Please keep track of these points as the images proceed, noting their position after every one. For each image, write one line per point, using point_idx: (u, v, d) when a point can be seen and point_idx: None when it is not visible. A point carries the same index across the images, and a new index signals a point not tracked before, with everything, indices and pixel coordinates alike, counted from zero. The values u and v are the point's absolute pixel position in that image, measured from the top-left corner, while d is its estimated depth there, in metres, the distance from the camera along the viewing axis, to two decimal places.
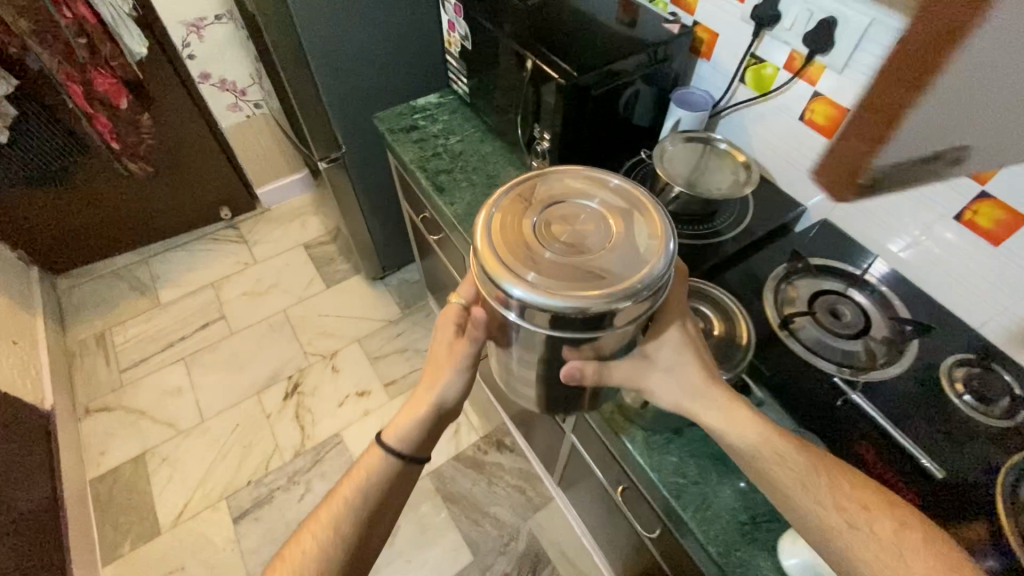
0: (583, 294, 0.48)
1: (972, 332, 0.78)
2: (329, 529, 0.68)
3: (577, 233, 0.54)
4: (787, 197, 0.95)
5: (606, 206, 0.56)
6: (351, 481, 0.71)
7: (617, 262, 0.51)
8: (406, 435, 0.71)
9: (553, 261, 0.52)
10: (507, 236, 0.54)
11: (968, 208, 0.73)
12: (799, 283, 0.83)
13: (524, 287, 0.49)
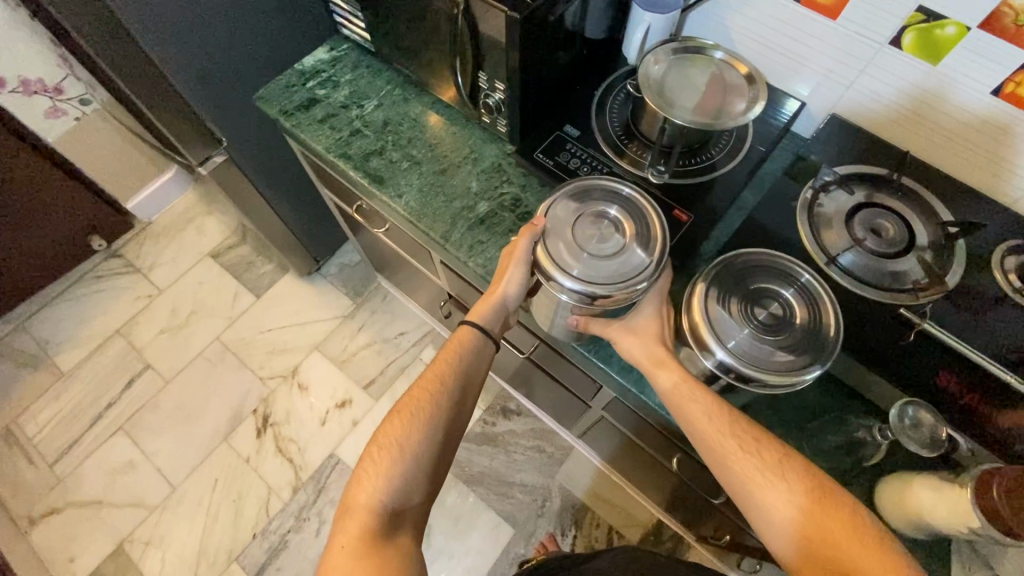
0: (614, 285, 0.60)
1: (1007, 211, 0.73)
2: (438, 386, 0.70)
3: (603, 234, 0.63)
4: (783, 96, 0.82)
5: (623, 211, 0.65)
6: (445, 354, 0.73)
7: (635, 259, 0.62)
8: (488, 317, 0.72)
9: (589, 257, 0.62)
10: (555, 238, 0.63)
11: (1011, 80, 0.64)
12: (829, 201, 0.72)
13: (572, 280, 0.60)
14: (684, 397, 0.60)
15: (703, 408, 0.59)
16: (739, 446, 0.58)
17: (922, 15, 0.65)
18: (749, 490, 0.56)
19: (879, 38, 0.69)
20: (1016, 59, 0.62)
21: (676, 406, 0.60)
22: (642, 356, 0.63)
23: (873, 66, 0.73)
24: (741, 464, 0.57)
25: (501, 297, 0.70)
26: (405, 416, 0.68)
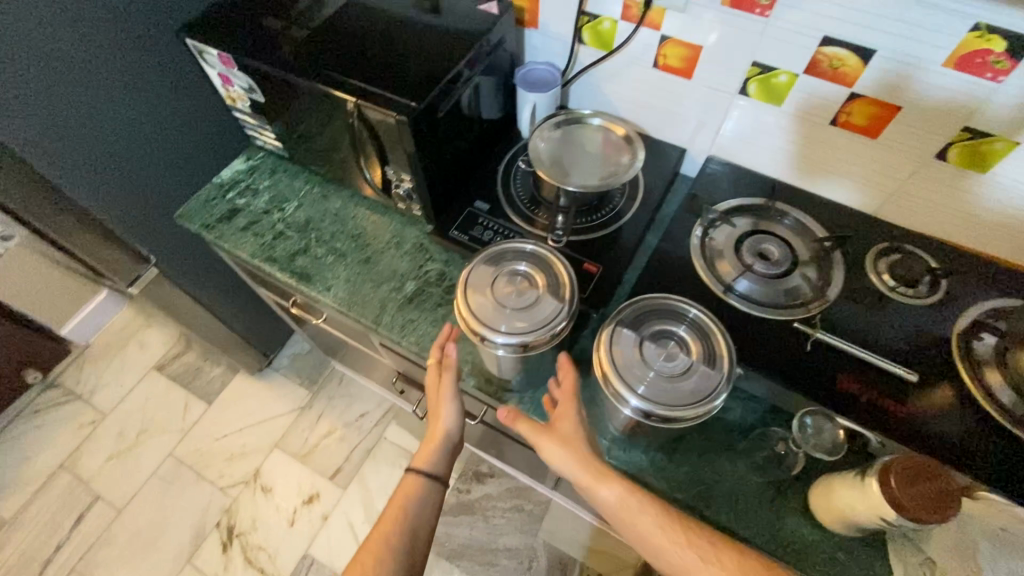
0: (540, 335, 0.62)
1: (873, 219, 0.82)
2: (398, 534, 0.70)
3: (520, 289, 0.66)
4: (666, 146, 0.92)
5: (533, 264, 0.68)
6: (395, 511, 0.72)
7: (553, 307, 0.65)
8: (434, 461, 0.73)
9: (512, 313, 0.64)
10: (478, 300, 0.65)
11: (843, 112, 0.74)
12: (719, 234, 0.80)
13: (503, 337, 0.62)
14: (634, 508, 0.60)
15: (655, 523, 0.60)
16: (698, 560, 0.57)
17: (758, 68, 0.75)
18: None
19: (729, 90, 0.80)
20: (841, 95, 0.72)
21: (629, 520, 0.60)
22: (580, 469, 0.62)
23: (731, 113, 0.82)
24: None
25: (443, 435, 0.73)
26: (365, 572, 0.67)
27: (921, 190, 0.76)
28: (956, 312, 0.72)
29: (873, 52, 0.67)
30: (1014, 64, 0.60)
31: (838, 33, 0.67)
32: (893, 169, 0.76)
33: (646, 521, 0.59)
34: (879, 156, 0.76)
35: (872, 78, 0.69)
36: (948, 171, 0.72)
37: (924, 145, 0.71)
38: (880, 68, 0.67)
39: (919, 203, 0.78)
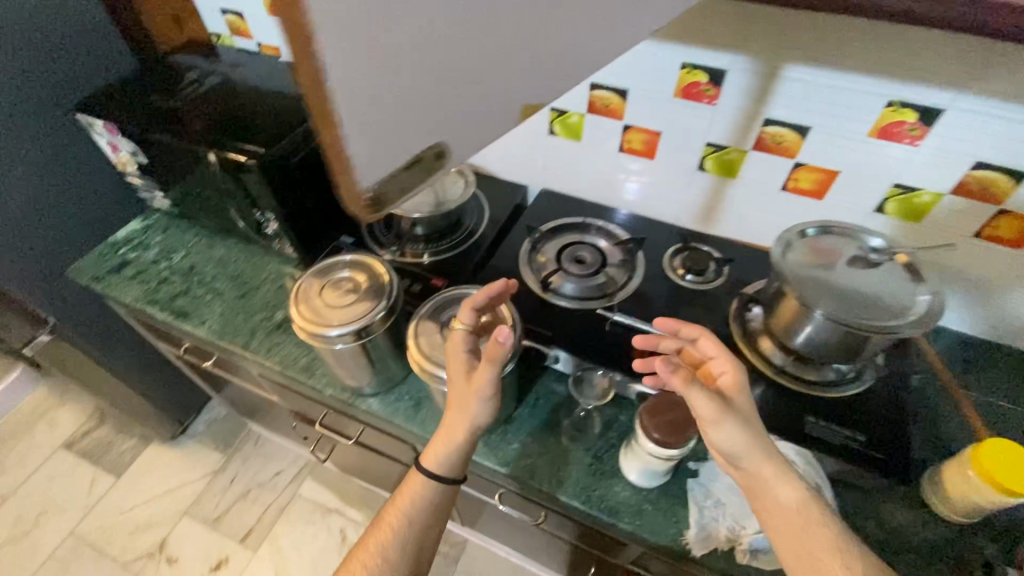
0: (364, 321, 0.72)
1: (674, 226, 0.98)
2: (405, 520, 0.69)
3: (344, 290, 0.76)
4: (509, 183, 1.09)
5: (354, 269, 0.79)
6: (400, 506, 0.70)
7: (373, 300, 0.75)
8: (451, 461, 0.68)
9: (340, 310, 0.74)
10: (310, 304, 0.75)
11: (624, 140, 0.91)
12: (545, 248, 0.96)
13: (335, 328, 0.71)
14: (812, 519, 0.56)
15: (822, 541, 0.55)
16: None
17: (556, 112, 0.93)
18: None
19: (542, 132, 0.97)
20: (618, 127, 0.90)
21: (798, 527, 0.56)
22: (760, 461, 0.58)
23: (549, 151, 1.00)
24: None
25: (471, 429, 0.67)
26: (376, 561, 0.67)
27: (700, 198, 0.93)
28: (735, 292, 0.87)
29: (627, 92, 0.84)
30: (719, 90, 0.78)
31: (600, 80, 0.85)
32: (674, 183, 0.93)
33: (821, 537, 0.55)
34: (661, 174, 0.93)
35: (634, 112, 0.86)
36: (711, 181, 0.90)
37: (686, 160, 0.89)
38: (635, 104, 0.85)
39: (704, 209, 0.94)
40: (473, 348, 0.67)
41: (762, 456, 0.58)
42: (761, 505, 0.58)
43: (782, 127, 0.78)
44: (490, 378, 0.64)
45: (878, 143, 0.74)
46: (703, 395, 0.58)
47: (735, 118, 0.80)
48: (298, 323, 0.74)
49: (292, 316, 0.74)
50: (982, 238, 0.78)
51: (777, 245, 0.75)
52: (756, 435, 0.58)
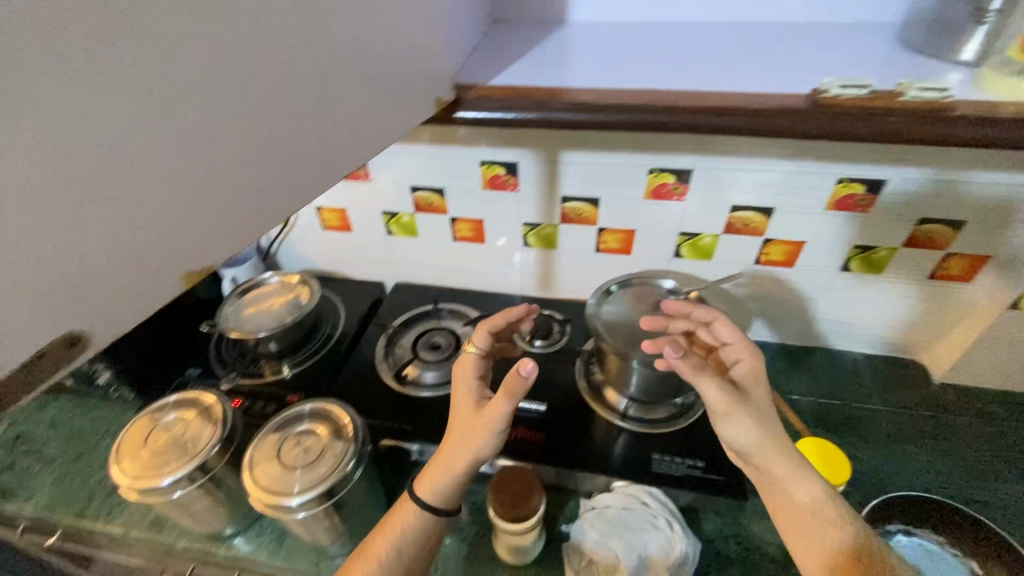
0: (197, 458, 0.70)
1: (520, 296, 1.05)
2: (394, 553, 0.60)
3: (173, 434, 0.74)
4: (362, 283, 1.12)
5: (182, 410, 0.78)
6: (390, 537, 0.61)
7: (206, 435, 0.73)
8: (449, 494, 0.63)
9: (171, 456, 0.71)
10: (137, 459, 0.71)
11: (455, 230, 0.98)
12: (402, 340, 0.98)
13: (166, 475, 0.68)
14: (826, 514, 0.58)
15: (843, 541, 0.56)
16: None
17: (387, 214, 0.98)
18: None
19: (380, 233, 1.02)
20: (446, 221, 0.97)
21: (800, 521, 0.58)
22: (773, 443, 0.60)
23: (391, 249, 1.05)
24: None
25: (474, 462, 0.62)
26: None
27: (534, 269, 1.01)
28: (578, 350, 0.94)
29: (444, 189, 0.92)
30: (517, 178, 0.87)
31: (417, 183, 0.92)
32: (509, 260, 1.01)
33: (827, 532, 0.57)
34: (496, 254, 1.00)
35: (454, 205, 0.94)
36: (538, 253, 0.98)
37: (512, 239, 0.97)
38: (453, 199, 0.93)
39: (541, 278, 1.02)
40: (483, 373, 0.70)
41: (774, 438, 0.60)
42: (782, 500, 0.60)
43: (578, 202, 0.89)
44: (502, 412, 0.59)
45: (654, 202, 0.86)
46: (713, 389, 0.61)
47: (538, 198, 0.90)
48: (124, 481, 0.69)
49: (116, 477, 0.69)
50: (760, 264, 0.90)
51: (592, 296, 0.86)
52: (765, 423, 0.61)
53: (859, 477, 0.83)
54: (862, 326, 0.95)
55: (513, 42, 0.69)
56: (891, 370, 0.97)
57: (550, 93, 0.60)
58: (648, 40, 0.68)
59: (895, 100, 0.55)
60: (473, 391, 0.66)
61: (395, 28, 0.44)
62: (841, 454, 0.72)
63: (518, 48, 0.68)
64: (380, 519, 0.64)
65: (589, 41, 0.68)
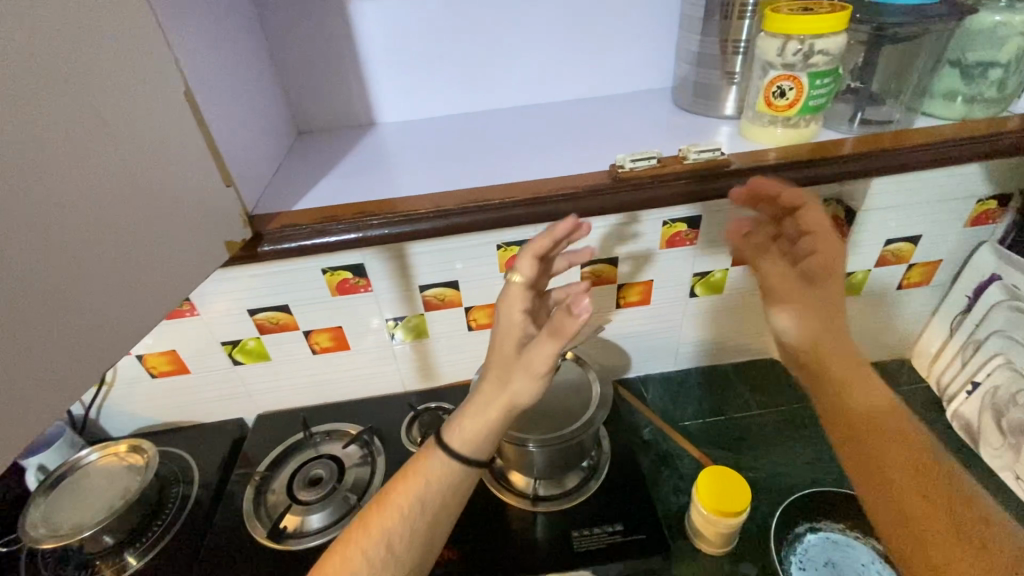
0: None
1: (404, 394, 0.97)
2: (418, 505, 0.58)
3: None
4: (219, 424, 0.97)
5: None
6: (417, 486, 0.58)
7: None
8: (479, 444, 0.59)
9: None
10: None
11: (313, 343, 0.88)
12: (275, 485, 0.84)
13: None
14: (873, 389, 0.60)
15: (889, 445, 0.56)
16: (912, 485, 0.53)
17: (229, 344, 0.87)
18: (909, 536, 0.51)
19: (225, 366, 0.90)
20: (300, 335, 0.87)
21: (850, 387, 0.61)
22: (819, 327, 0.63)
23: (243, 380, 0.92)
24: (909, 501, 0.52)
25: (514, 404, 0.58)
26: (377, 547, 0.55)
27: (412, 363, 0.94)
28: None
29: (288, 306, 0.83)
30: (367, 279, 0.81)
31: (255, 305, 0.82)
32: (382, 360, 0.93)
33: (867, 403, 0.60)
34: (366, 358, 0.92)
35: (304, 320, 0.85)
36: (412, 346, 0.92)
37: (379, 338, 0.90)
38: (300, 313, 0.84)
39: (422, 369, 0.96)
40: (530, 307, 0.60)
41: (824, 321, 0.63)
42: (835, 381, 0.62)
43: (440, 288, 0.84)
44: (546, 355, 0.55)
45: None
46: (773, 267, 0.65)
47: (395, 292, 0.84)
48: None
49: None
50: (623, 307, 0.93)
51: None
52: (820, 310, 0.63)
53: (762, 487, 0.85)
54: (729, 338, 1.02)
55: (319, 158, 0.68)
56: (760, 373, 1.04)
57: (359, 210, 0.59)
58: (457, 133, 0.70)
59: (681, 164, 0.62)
60: (525, 322, 0.58)
61: (129, 193, 0.39)
62: (736, 474, 0.75)
63: (325, 164, 0.66)
64: (404, 465, 0.60)
65: (399, 143, 0.69)
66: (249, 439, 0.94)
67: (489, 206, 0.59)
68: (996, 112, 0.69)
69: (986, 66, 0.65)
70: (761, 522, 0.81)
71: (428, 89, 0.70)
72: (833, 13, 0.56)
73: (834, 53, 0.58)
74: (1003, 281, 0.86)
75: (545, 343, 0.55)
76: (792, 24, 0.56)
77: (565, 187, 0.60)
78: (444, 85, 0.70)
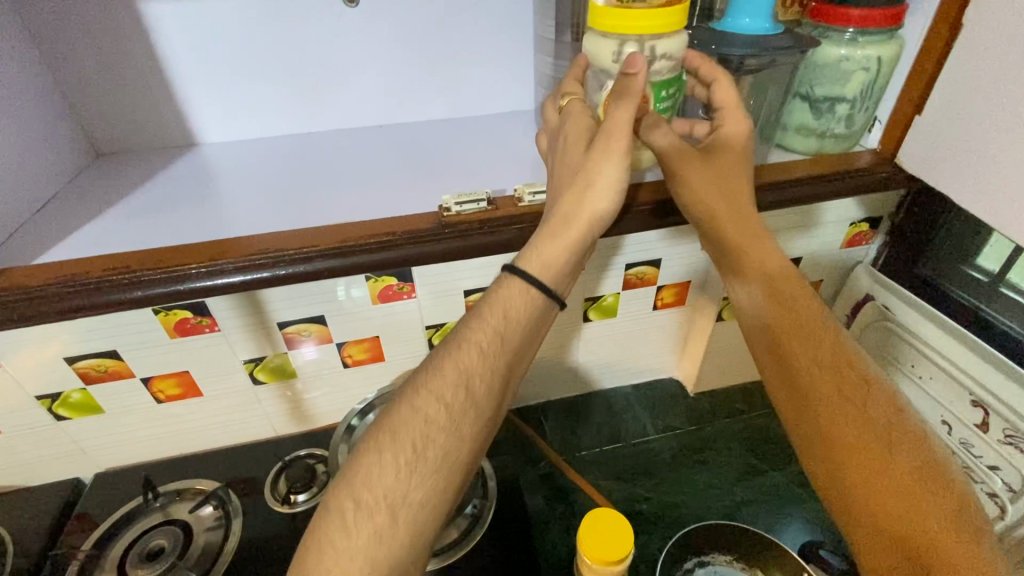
0: None
1: (273, 441, 0.88)
2: (496, 338, 0.53)
3: None
4: (45, 490, 0.82)
5: None
6: (496, 321, 0.54)
7: None
8: (560, 270, 0.56)
9: None
10: None
11: (155, 391, 0.77)
12: (106, 560, 0.72)
13: None
14: (789, 279, 0.63)
15: (825, 375, 0.60)
16: (827, 372, 0.60)
17: (46, 398, 0.73)
18: (833, 451, 0.58)
19: (46, 422, 0.76)
20: (138, 383, 0.75)
21: (768, 271, 0.63)
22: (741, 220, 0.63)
23: (71, 435, 0.79)
24: (824, 385, 0.60)
25: (592, 214, 0.56)
26: (456, 392, 0.51)
27: (281, 407, 0.85)
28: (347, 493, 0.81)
29: (116, 351, 0.71)
30: (212, 318, 0.71)
31: (73, 353, 0.69)
32: (244, 404, 0.82)
33: (799, 329, 0.62)
34: (224, 403, 0.81)
35: (141, 366, 0.73)
36: (278, 388, 0.82)
37: (238, 382, 0.79)
38: (134, 359, 0.72)
39: (293, 413, 0.86)
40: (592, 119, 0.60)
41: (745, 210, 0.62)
42: (769, 313, 0.63)
43: (304, 323, 0.75)
44: (625, 120, 0.55)
45: (385, 305, 0.77)
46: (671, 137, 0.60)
47: (250, 332, 0.74)
48: None
49: None
50: None
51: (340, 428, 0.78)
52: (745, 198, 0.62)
53: (652, 520, 0.84)
54: (627, 362, 0.99)
55: (114, 180, 0.68)
56: (659, 393, 1.03)
57: (118, 267, 0.55)
58: (288, 149, 0.73)
59: (516, 207, 0.62)
60: (586, 133, 0.58)
61: None
62: (619, 517, 0.71)
63: (126, 216, 0.62)
64: (479, 300, 0.55)
65: (219, 160, 0.71)
66: (86, 489, 0.83)
67: (288, 258, 0.57)
68: (847, 147, 0.73)
69: (832, 102, 0.69)
70: (651, 561, 0.79)
71: (263, 106, 0.73)
72: (665, 11, 0.54)
73: (675, 54, 0.58)
74: (876, 301, 0.86)
75: (608, 130, 0.55)
76: (615, 18, 0.55)
77: (375, 234, 0.58)
78: (277, 105, 0.73)
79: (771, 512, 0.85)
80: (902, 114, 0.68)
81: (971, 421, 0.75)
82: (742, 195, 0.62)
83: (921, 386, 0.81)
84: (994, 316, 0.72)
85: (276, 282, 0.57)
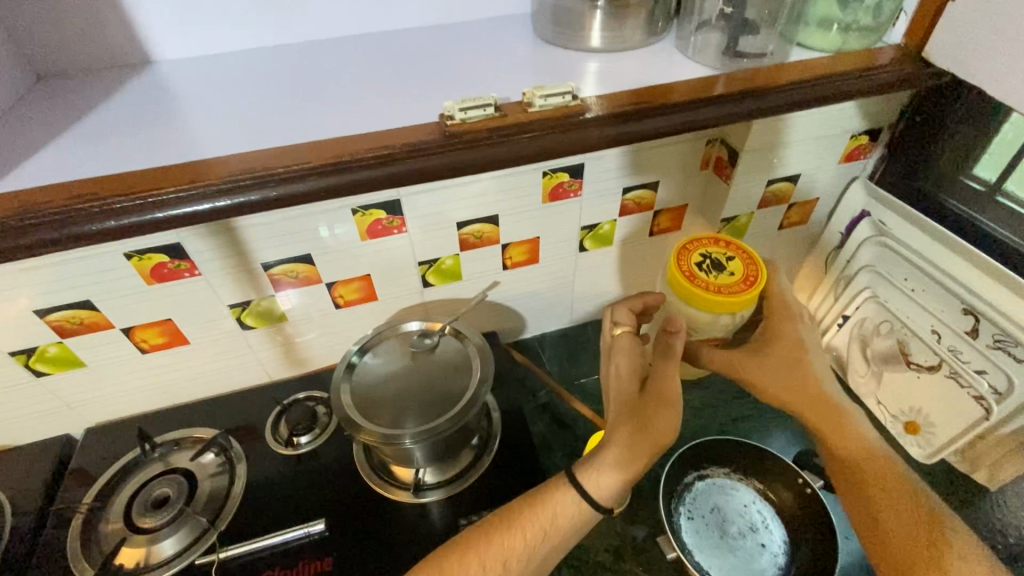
0: None
1: (268, 387, 0.85)
2: (541, 536, 0.56)
3: None
4: (34, 448, 0.80)
5: None
6: (545, 514, 0.57)
7: None
8: (613, 493, 0.57)
9: None
10: None
11: (138, 341, 0.73)
12: (109, 511, 0.71)
13: None
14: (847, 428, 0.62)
15: (882, 496, 0.59)
16: (916, 538, 0.56)
17: (20, 354, 0.69)
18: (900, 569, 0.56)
19: (23, 378, 0.72)
20: (119, 334, 0.71)
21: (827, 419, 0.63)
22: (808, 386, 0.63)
23: (53, 392, 0.75)
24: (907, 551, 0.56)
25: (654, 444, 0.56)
26: (496, 565, 0.55)
27: (273, 352, 0.82)
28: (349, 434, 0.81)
29: (90, 302, 0.66)
30: (191, 262, 0.66)
31: (43, 305, 0.65)
32: (234, 351, 0.79)
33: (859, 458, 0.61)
34: (213, 351, 0.78)
35: (119, 316, 0.69)
36: (269, 332, 0.79)
37: (226, 328, 0.76)
38: (110, 309, 0.68)
39: (286, 357, 0.83)
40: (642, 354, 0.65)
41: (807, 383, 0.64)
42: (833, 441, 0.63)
43: (290, 263, 0.71)
44: (674, 375, 0.59)
45: (375, 241, 0.73)
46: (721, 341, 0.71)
47: (233, 275, 0.70)
48: None
49: None
50: (509, 268, 0.84)
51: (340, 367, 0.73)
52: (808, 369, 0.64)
53: None
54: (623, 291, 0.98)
55: (63, 107, 0.61)
56: None
57: (93, 196, 0.51)
58: (259, 66, 0.66)
59: (526, 112, 0.58)
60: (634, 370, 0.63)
61: None
62: None
63: (82, 148, 0.56)
64: (539, 487, 0.59)
65: (178, 82, 0.64)
66: (78, 445, 0.80)
67: (279, 179, 0.52)
68: (870, 43, 0.70)
69: None
70: (654, 477, 0.81)
71: (220, 17, 0.65)
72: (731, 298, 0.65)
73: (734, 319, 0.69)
74: (871, 217, 0.87)
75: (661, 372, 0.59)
76: (687, 292, 0.66)
77: (373, 149, 0.54)
78: (238, 16, 0.65)
79: (766, 426, 0.88)
80: (931, 3, 0.65)
81: (961, 330, 0.77)
82: (810, 380, 0.64)
83: (913, 299, 0.82)
84: (988, 224, 0.71)
85: (266, 205, 0.53)
